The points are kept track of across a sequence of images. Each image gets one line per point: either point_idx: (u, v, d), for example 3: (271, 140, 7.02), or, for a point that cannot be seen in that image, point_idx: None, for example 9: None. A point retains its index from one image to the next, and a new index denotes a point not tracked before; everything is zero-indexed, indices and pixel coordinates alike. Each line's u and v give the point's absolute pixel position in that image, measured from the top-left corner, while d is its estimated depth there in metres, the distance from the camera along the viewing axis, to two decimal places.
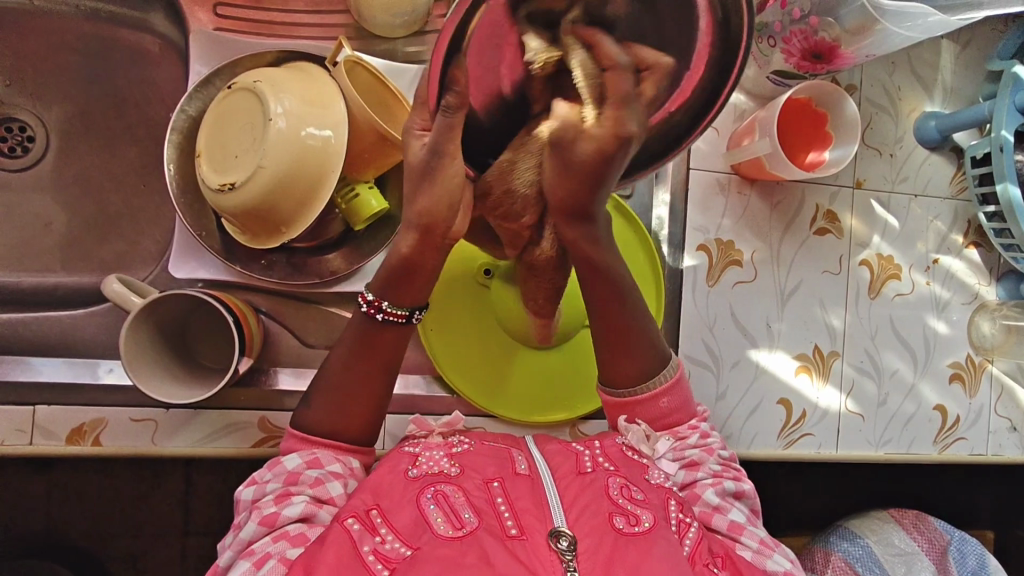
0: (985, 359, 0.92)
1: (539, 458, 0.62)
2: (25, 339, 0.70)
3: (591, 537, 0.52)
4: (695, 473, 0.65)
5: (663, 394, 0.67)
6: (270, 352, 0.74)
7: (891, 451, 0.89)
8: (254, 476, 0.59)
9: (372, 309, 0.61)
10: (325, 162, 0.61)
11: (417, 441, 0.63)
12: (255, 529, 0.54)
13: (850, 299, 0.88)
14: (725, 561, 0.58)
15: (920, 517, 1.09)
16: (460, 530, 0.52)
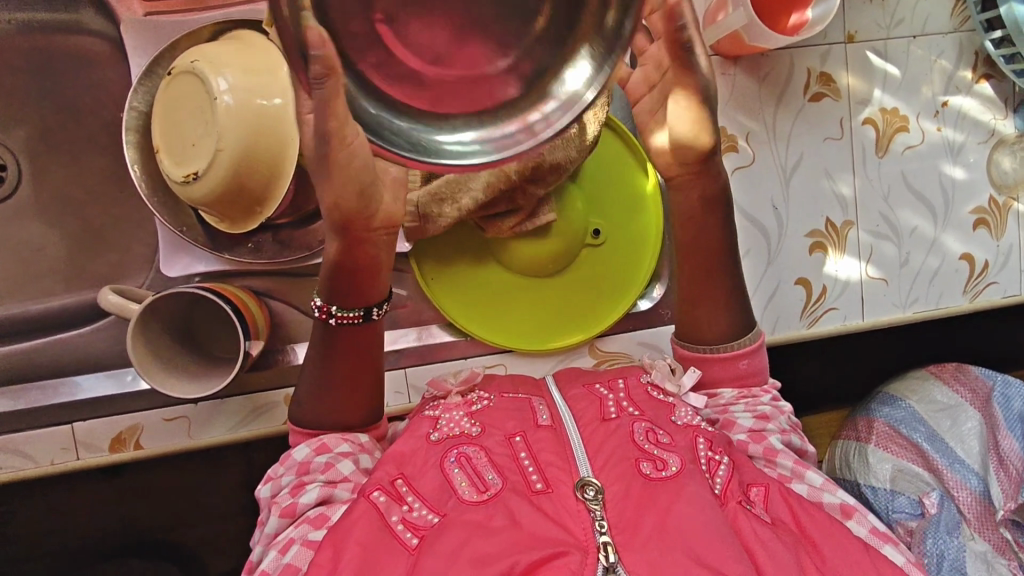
0: (1009, 198, 0.88)
1: (563, 403, 0.64)
2: (47, 365, 0.72)
3: (619, 484, 0.55)
4: (765, 424, 0.66)
5: (743, 356, 0.68)
6: (280, 331, 0.74)
7: (918, 310, 0.88)
8: (267, 474, 0.63)
9: (322, 313, 0.61)
10: (281, 133, 0.59)
11: (437, 403, 0.66)
12: (278, 522, 0.58)
13: (857, 162, 0.84)
14: (765, 488, 0.59)
15: (960, 369, 1.10)
16: (484, 493, 0.55)
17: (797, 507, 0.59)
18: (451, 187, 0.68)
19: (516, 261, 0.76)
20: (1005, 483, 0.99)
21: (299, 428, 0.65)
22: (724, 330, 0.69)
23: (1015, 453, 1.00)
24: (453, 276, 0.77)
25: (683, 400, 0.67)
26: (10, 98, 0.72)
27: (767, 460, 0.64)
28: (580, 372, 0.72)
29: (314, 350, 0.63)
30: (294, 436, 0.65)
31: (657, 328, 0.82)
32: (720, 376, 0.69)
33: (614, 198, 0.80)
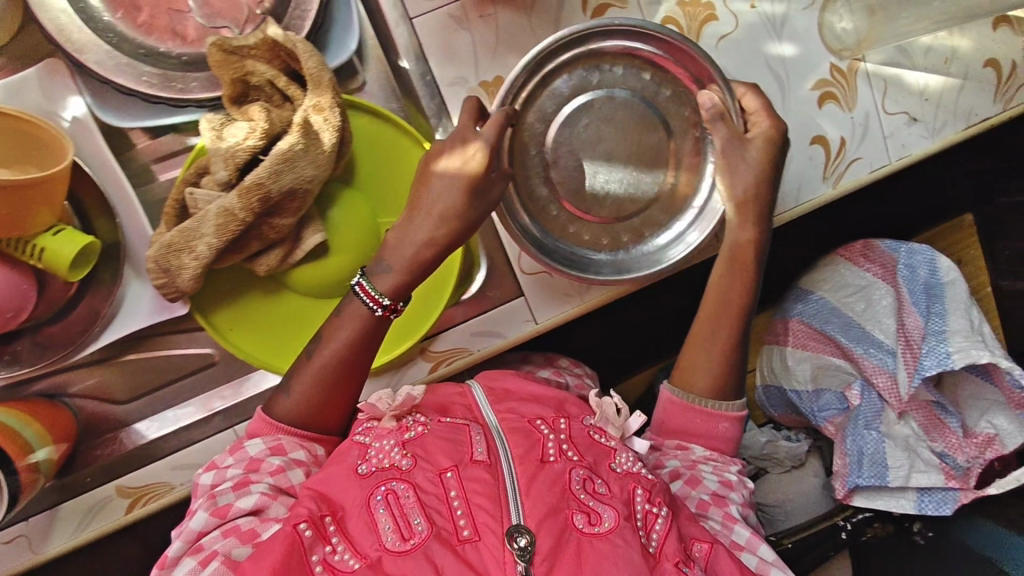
0: (854, 60, 0.77)
1: (501, 441, 0.61)
2: None
3: (549, 535, 0.52)
4: (727, 493, 0.66)
5: (724, 418, 0.71)
6: (91, 425, 0.73)
7: (777, 215, 0.78)
8: (212, 461, 0.63)
9: (389, 311, 0.65)
10: None
11: (369, 428, 0.64)
12: (206, 520, 0.58)
13: None
14: (705, 546, 0.59)
15: (867, 245, 1.01)
16: (408, 542, 0.52)
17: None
18: (184, 237, 0.61)
19: (311, 286, 0.70)
20: (907, 361, 0.93)
21: (268, 418, 0.66)
22: (719, 385, 0.71)
23: (917, 326, 0.94)
24: (252, 320, 0.71)
25: (624, 444, 0.66)
26: None
27: (722, 525, 0.64)
28: (512, 389, 0.71)
29: (348, 346, 0.65)
30: (255, 424, 0.66)
31: (489, 313, 0.75)
32: (697, 428, 0.71)
33: (395, 188, 0.72)
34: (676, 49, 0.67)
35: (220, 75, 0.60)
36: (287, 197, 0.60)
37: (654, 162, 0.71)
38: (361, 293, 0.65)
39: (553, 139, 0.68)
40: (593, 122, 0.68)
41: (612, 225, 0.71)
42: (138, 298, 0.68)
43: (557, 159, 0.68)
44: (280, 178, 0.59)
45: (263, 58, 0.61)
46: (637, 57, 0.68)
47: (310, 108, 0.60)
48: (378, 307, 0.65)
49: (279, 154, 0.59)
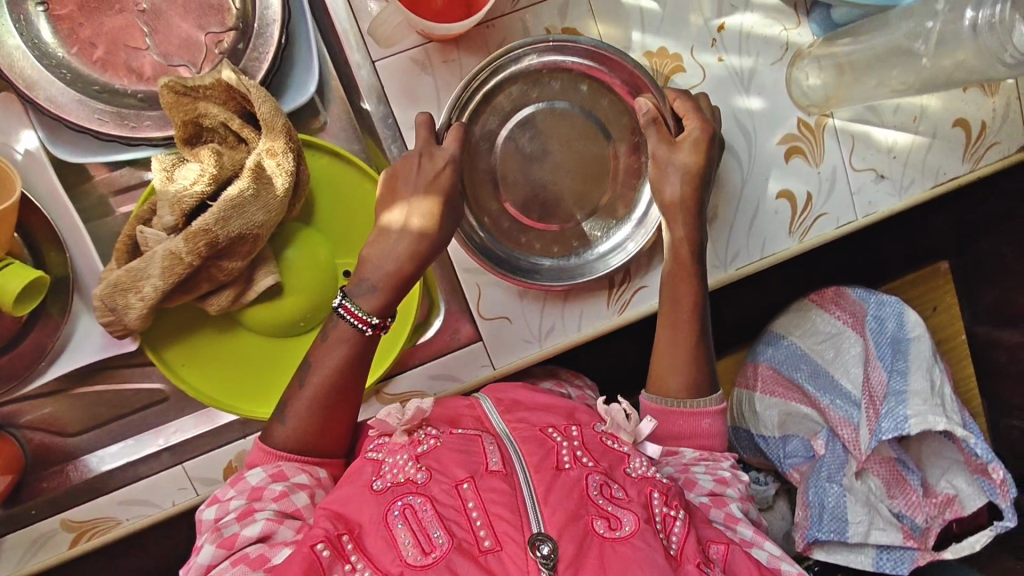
0: (822, 116, 0.76)
1: (514, 449, 0.59)
2: None
3: (572, 541, 0.51)
4: (726, 488, 0.65)
5: (706, 413, 0.69)
6: (38, 458, 0.71)
7: (742, 266, 0.78)
8: (213, 495, 0.58)
9: (379, 330, 0.64)
10: None
11: (381, 445, 0.62)
12: (213, 553, 0.54)
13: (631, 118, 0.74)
14: (724, 548, 0.58)
15: (839, 292, 1.00)
16: (429, 556, 0.50)
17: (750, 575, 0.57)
18: (130, 276, 0.60)
19: (266, 326, 0.69)
20: (868, 408, 0.93)
21: (265, 446, 0.62)
22: (692, 384, 0.70)
23: (881, 381, 0.94)
24: (206, 359, 0.70)
25: (637, 449, 0.65)
26: None
27: (725, 526, 0.63)
28: (521, 401, 0.68)
29: (337, 372, 0.63)
30: (255, 454, 0.61)
31: (448, 356, 0.74)
32: (682, 431, 0.69)
33: (353, 228, 0.71)
34: (603, 58, 0.71)
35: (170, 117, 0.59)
36: (236, 242, 0.60)
37: (603, 164, 0.74)
38: (347, 314, 0.63)
39: (498, 147, 0.71)
40: (537, 128, 0.72)
41: (561, 233, 0.75)
42: (88, 332, 0.67)
43: (506, 170, 0.72)
44: (232, 223, 0.59)
45: (217, 100, 0.60)
46: (571, 70, 0.71)
47: (263, 152, 0.60)
48: (367, 326, 0.63)
49: (228, 199, 0.58)
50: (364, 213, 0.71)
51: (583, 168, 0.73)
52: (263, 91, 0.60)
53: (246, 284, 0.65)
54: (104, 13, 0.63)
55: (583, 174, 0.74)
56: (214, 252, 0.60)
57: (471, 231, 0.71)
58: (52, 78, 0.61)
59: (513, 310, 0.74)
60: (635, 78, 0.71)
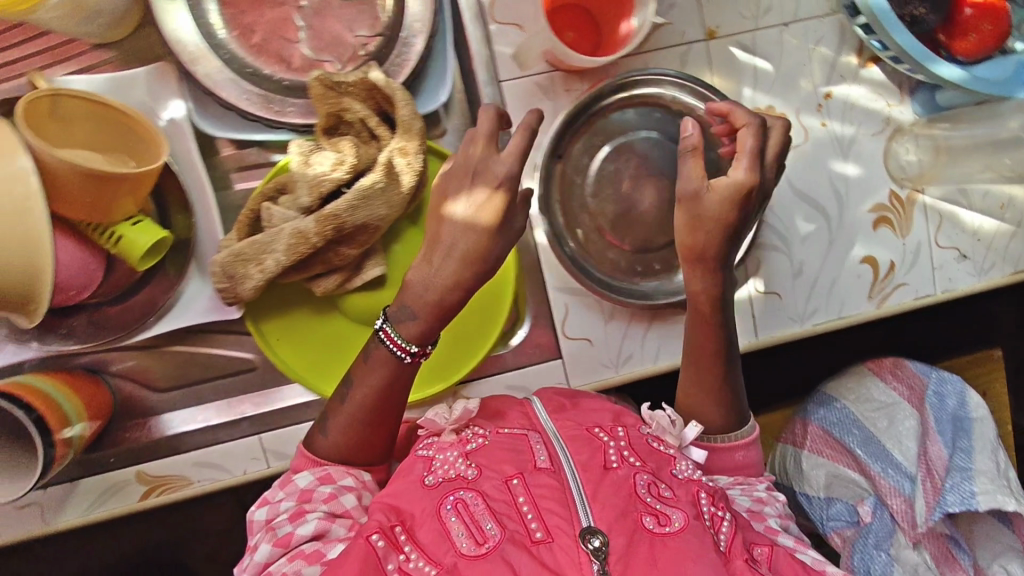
0: (913, 191, 0.79)
1: (562, 445, 0.59)
2: None
3: (621, 536, 0.51)
4: (761, 505, 0.64)
5: (740, 447, 0.67)
6: (125, 409, 0.74)
7: (819, 322, 0.81)
8: (263, 495, 0.58)
9: (418, 357, 0.61)
10: (27, 228, 0.53)
11: (430, 442, 0.61)
12: (270, 551, 0.54)
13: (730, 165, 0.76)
14: (768, 550, 0.57)
15: (897, 363, 1.01)
16: (483, 546, 0.51)
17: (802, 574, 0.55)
18: (253, 248, 0.63)
19: (364, 317, 0.72)
20: (929, 493, 0.93)
21: (308, 453, 0.61)
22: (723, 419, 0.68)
23: (940, 457, 0.96)
24: (303, 342, 0.74)
25: (683, 452, 0.64)
26: None
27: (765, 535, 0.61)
28: (572, 405, 0.67)
29: (377, 391, 0.61)
30: (298, 460, 0.61)
31: (526, 368, 0.77)
32: (719, 466, 0.67)
33: None
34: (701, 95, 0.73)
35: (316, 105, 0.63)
36: (358, 231, 0.63)
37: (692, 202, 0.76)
38: (386, 339, 0.60)
39: (591, 167, 0.75)
40: (631, 152, 0.75)
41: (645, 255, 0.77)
42: (196, 297, 0.70)
43: (597, 189, 0.75)
44: (357, 212, 0.61)
45: (359, 95, 0.64)
46: (671, 105, 0.75)
47: (395, 151, 0.63)
48: (406, 354, 0.60)
49: (360, 190, 0.61)
50: None
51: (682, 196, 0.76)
52: (405, 95, 0.64)
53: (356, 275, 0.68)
54: (266, 6, 0.67)
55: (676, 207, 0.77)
56: (334, 237, 0.62)
57: (562, 239, 0.74)
58: (215, 55, 0.65)
59: (595, 333, 0.77)
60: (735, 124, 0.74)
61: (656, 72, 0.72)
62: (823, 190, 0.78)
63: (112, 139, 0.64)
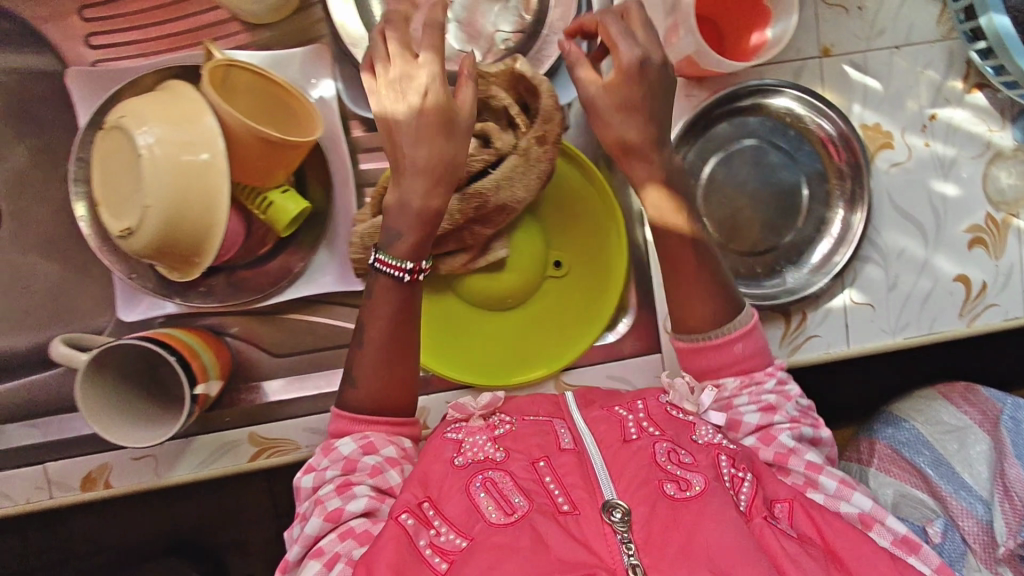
0: (1008, 215, 0.82)
1: (585, 427, 0.63)
2: (39, 402, 0.74)
3: (642, 505, 0.55)
4: (772, 417, 0.65)
5: (737, 339, 0.67)
6: (242, 371, 0.76)
7: (910, 336, 0.82)
8: (308, 465, 0.63)
9: (415, 274, 0.63)
10: (207, 183, 0.57)
11: (460, 427, 0.67)
12: (321, 526, 0.58)
13: (838, 177, 0.78)
14: (790, 505, 0.59)
15: (969, 389, 1.04)
16: (512, 515, 0.55)
17: (821, 522, 0.58)
18: None
19: (480, 298, 0.75)
20: (1009, 516, 0.91)
21: (344, 414, 0.65)
22: (713, 315, 0.68)
23: (1019, 479, 0.93)
24: (417, 319, 0.75)
25: (703, 417, 0.66)
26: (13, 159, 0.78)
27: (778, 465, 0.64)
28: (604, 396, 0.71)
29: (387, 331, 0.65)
30: (334, 423, 0.65)
31: (627, 361, 0.79)
32: (717, 363, 0.68)
33: (568, 227, 0.78)
34: (818, 109, 0.76)
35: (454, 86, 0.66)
36: (497, 210, 0.66)
37: (798, 211, 0.79)
38: (383, 267, 0.63)
39: (704, 171, 0.77)
40: (744, 157, 0.78)
41: (749, 259, 0.80)
42: (323, 266, 0.73)
43: (708, 190, 0.78)
44: (497, 193, 0.64)
45: (505, 86, 0.68)
46: (786, 117, 0.77)
47: (534, 138, 0.66)
48: (402, 272, 0.63)
49: (504, 170, 0.64)
50: (587, 213, 0.77)
51: (788, 203, 0.79)
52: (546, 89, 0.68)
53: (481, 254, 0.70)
54: None
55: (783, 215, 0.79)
56: (472, 215, 0.66)
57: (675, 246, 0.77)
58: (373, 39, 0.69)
59: None
60: (851, 143, 0.76)
61: (785, 84, 0.75)
62: (924, 206, 0.81)
63: (269, 114, 0.67)
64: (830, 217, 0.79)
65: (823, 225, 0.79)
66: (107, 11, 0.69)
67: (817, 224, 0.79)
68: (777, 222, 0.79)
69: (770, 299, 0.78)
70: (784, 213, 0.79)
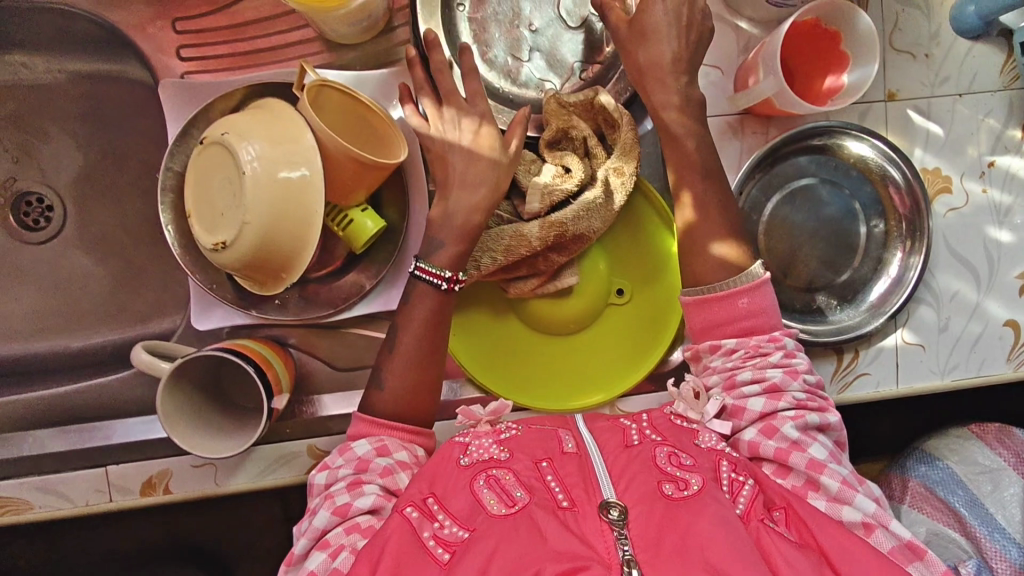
0: None
1: (587, 433, 0.64)
2: (119, 404, 0.77)
3: (640, 505, 0.55)
4: (777, 403, 0.64)
5: (741, 294, 0.68)
6: (304, 383, 0.77)
7: (958, 378, 0.83)
8: (325, 462, 0.64)
9: (452, 284, 0.66)
10: (304, 201, 0.60)
11: (467, 431, 0.67)
12: (329, 519, 0.59)
13: (907, 225, 0.79)
14: (788, 512, 0.58)
15: (1004, 431, 1.05)
16: (512, 507, 0.56)
17: (815, 527, 0.56)
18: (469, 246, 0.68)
19: (543, 322, 0.76)
20: None
21: (367, 418, 0.66)
22: (720, 269, 0.70)
23: None
24: (480, 341, 0.77)
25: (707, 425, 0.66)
26: (110, 171, 0.86)
27: (780, 463, 0.62)
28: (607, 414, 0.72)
29: (421, 336, 0.67)
30: (356, 425, 0.66)
31: None
32: (721, 318, 0.69)
33: (631, 257, 0.79)
34: (890, 154, 0.78)
35: (515, 127, 0.67)
36: (574, 240, 0.67)
37: (856, 250, 0.80)
38: (423, 275, 0.66)
39: (769, 206, 0.78)
40: (809, 197, 0.79)
41: (806, 295, 0.81)
42: (390, 285, 0.74)
43: (769, 226, 0.79)
44: (575, 223, 0.66)
45: (583, 117, 0.69)
46: (852, 161, 0.79)
47: (612, 169, 0.67)
48: (441, 281, 0.65)
49: (585, 202, 0.65)
50: (651, 244, 0.78)
51: (847, 243, 0.80)
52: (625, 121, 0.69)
53: (551, 280, 0.71)
54: (500, 23, 0.72)
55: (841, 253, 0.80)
56: (552, 245, 0.67)
57: None
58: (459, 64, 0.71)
59: None
60: (915, 193, 0.78)
61: (872, 134, 0.77)
62: (977, 251, 0.82)
63: (354, 134, 0.68)
64: (887, 258, 0.80)
65: (877, 266, 0.80)
66: (199, 25, 0.71)
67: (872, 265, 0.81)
68: (836, 260, 0.80)
69: (827, 337, 0.78)
70: (843, 252, 0.80)
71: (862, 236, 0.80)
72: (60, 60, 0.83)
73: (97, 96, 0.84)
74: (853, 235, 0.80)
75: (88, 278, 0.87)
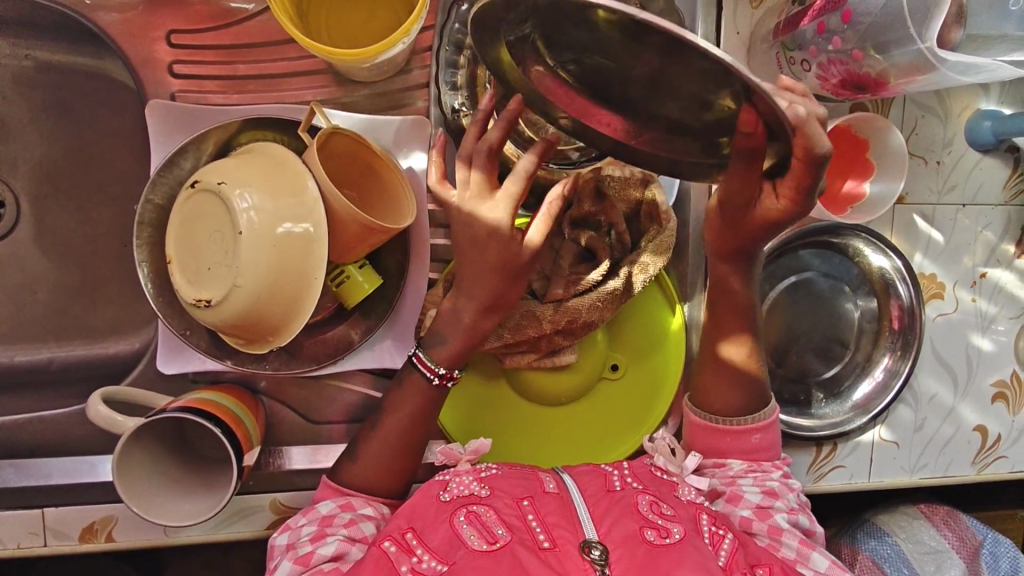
0: None
1: (568, 476, 0.62)
2: (75, 438, 0.72)
3: (624, 548, 0.53)
4: (774, 501, 0.62)
5: (758, 429, 0.66)
6: (275, 432, 0.73)
7: (926, 476, 0.84)
8: (287, 521, 0.60)
9: (445, 379, 0.63)
10: (304, 260, 0.54)
11: (446, 470, 0.63)
12: (291, 569, 0.55)
13: (906, 337, 0.79)
14: (772, 568, 0.56)
15: (951, 514, 1.06)
16: (493, 543, 0.53)
17: None
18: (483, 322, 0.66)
19: (538, 393, 0.74)
20: None
21: (333, 483, 0.62)
22: (726, 379, 0.67)
23: None
24: (473, 403, 0.74)
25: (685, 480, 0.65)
26: (64, 172, 0.74)
27: (770, 540, 0.60)
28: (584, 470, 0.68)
29: (408, 406, 0.63)
30: (320, 489, 0.62)
31: None
32: (730, 450, 0.66)
33: (632, 332, 0.77)
34: (898, 267, 0.79)
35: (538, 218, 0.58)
36: (585, 327, 0.66)
37: (847, 345, 0.82)
38: (418, 364, 0.63)
39: (771, 294, 0.79)
40: (809, 290, 0.81)
41: (793, 385, 0.81)
42: (380, 340, 0.69)
43: (769, 313, 0.80)
44: (591, 313, 0.65)
45: (612, 195, 0.67)
46: (856, 260, 0.80)
47: (637, 266, 0.66)
48: (433, 375, 0.62)
49: (605, 293, 0.65)
50: (653, 322, 0.76)
51: (838, 338, 0.81)
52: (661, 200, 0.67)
53: (552, 356, 0.70)
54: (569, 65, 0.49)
55: (830, 347, 0.82)
56: (565, 326, 0.66)
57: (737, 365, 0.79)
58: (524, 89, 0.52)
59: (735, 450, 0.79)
60: (913, 304, 0.79)
61: (894, 249, 0.78)
62: (961, 356, 0.83)
63: (362, 182, 0.63)
64: (876, 358, 0.81)
65: (865, 364, 0.81)
66: (195, 40, 0.68)
67: (860, 361, 0.82)
68: (827, 352, 0.82)
69: (812, 431, 0.79)
70: (835, 344, 0.82)
71: (853, 331, 0.82)
72: (26, 43, 0.72)
73: (63, 87, 0.74)
74: (845, 330, 0.82)
75: (16, 290, 0.75)
